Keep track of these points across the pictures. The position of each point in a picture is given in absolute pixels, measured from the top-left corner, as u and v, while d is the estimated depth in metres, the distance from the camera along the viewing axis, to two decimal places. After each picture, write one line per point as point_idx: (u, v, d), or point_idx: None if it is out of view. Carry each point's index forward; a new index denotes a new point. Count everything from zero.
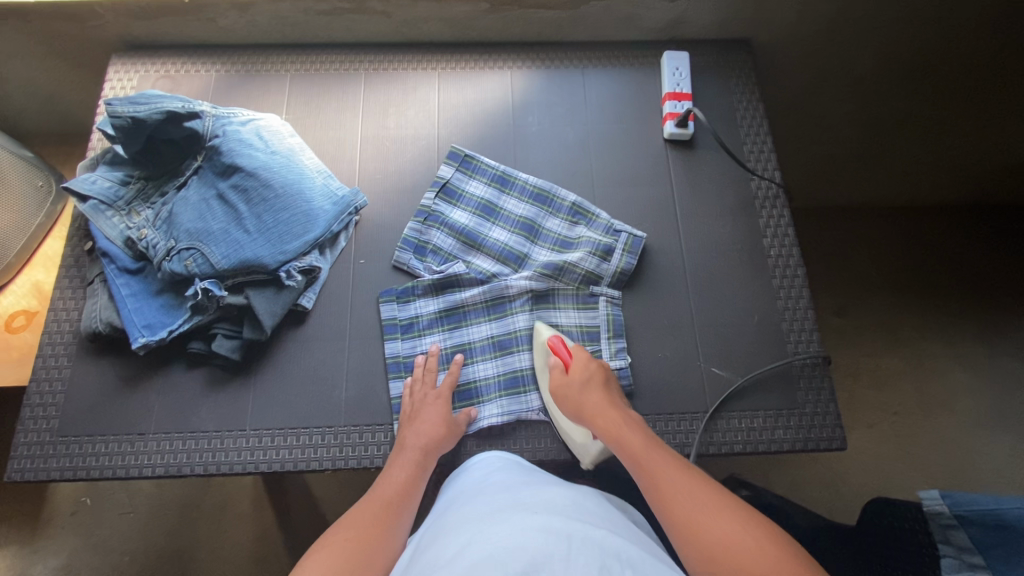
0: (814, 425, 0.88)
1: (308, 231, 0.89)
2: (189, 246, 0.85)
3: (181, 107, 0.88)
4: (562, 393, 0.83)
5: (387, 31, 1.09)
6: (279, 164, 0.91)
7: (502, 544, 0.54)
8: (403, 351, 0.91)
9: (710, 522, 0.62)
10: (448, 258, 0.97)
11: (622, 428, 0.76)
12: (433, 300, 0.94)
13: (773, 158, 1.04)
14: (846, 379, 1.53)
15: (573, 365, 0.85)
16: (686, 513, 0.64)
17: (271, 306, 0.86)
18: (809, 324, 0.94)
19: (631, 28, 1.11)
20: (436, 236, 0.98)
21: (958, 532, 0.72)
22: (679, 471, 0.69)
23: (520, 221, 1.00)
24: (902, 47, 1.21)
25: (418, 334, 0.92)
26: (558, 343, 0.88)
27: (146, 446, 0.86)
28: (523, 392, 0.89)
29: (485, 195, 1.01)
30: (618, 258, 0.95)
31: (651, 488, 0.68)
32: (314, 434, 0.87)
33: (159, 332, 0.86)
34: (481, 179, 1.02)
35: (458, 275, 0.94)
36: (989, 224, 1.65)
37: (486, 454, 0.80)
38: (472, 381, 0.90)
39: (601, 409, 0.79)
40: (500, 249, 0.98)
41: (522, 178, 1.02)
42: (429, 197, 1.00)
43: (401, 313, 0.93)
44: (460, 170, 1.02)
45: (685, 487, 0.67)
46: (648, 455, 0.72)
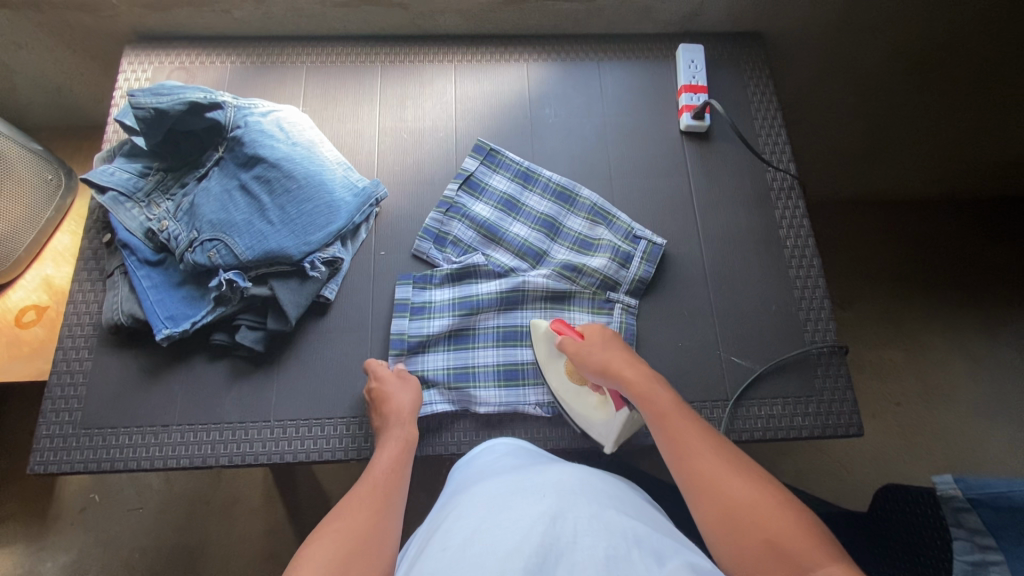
0: (832, 412, 0.90)
1: (331, 222, 0.89)
2: (212, 237, 0.84)
3: (203, 98, 0.87)
4: (584, 352, 0.82)
5: (403, 22, 1.09)
6: (300, 155, 0.91)
7: (509, 532, 0.54)
8: (410, 330, 0.91)
9: (735, 488, 0.62)
10: (467, 250, 0.97)
11: (648, 384, 0.76)
12: (450, 288, 0.94)
13: (787, 149, 1.05)
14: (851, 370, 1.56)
15: (590, 333, 0.85)
16: (711, 475, 0.64)
17: (296, 297, 0.85)
18: (824, 313, 0.95)
19: (646, 20, 1.11)
20: (455, 226, 0.98)
21: (970, 515, 0.65)
22: (704, 436, 0.68)
23: (539, 219, 1.00)
24: (909, 39, 1.22)
25: (428, 316, 0.92)
26: (562, 324, 0.88)
27: (171, 438, 0.86)
28: (521, 386, 0.90)
29: (509, 190, 1.01)
30: (636, 266, 0.95)
31: (670, 443, 0.69)
32: (339, 425, 0.87)
33: (182, 324, 0.86)
34: (504, 174, 1.02)
35: (477, 266, 0.94)
36: (989, 216, 1.68)
37: (492, 442, 0.79)
38: (469, 366, 0.90)
39: (625, 366, 0.79)
40: (519, 244, 0.98)
41: (545, 175, 1.02)
42: (453, 187, 1.00)
43: (415, 296, 0.93)
44: (485, 164, 1.02)
45: (710, 451, 0.66)
46: (671, 414, 0.72)
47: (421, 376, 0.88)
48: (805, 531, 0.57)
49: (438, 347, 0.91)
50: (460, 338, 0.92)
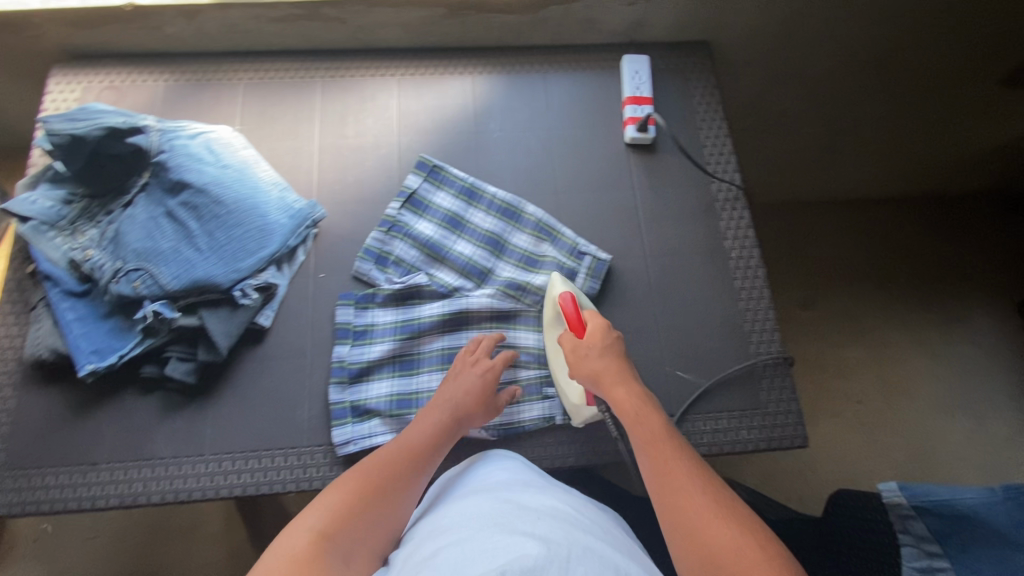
0: (777, 424, 0.90)
1: (262, 247, 0.86)
2: (137, 267, 0.81)
3: (122, 122, 0.85)
4: (578, 359, 0.83)
5: (344, 36, 1.06)
6: (230, 178, 0.88)
7: (502, 548, 0.53)
8: (351, 356, 0.89)
9: (714, 529, 0.62)
10: (410, 270, 0.95)
11: (640, 409, 0.76)
12: (393, 310, 0.92)
13: (732, 159, 1.05)
14: (814, 371, 1.57)
15: (590, 332, 0.83)
16: (692, 511, 0.64)
17: (226, 327, 0.83)
18: (769, 324, 0.95)
19: (591, 30, 1.10)
20: (396, 245, 0.96)
21: (916, 522, 0.73)
22: (691, 469, 0.68)
23: (482, 236, 0.98)
24: (855, 47, 1.23)
25: (370, 341, 0.90)
26: (570, 303, 0.84)
27: (100, 477, 0.83)
28: None
29: (455, 207, 1.00)
30: (581, 282, 0.95)
31: (654, 472, 0.69)
32: (278, 456, 0.85)
33: (109, 357, 0.83)
34: (449, 191, 1.00)
35: (420, 287, 0.93)
36: (944, 214, 1.71)
37: (488, 453, 0.81)
38: (413, 392, 0.87)
39: (618, 383, 0.79)
40: (464, 262, 0.96)
41: (490, 192, 1.01)
42: (394, 206, 0.98)
43: (357, 319, 0.91)
44: (430, 182, 1.01)
45: (695, 488, 0.66)
46: (659, 443, 0.72)
47: (363, 404, 0.86)
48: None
49: (382, 373, 0.89)
50: (405, 363, 0.90)
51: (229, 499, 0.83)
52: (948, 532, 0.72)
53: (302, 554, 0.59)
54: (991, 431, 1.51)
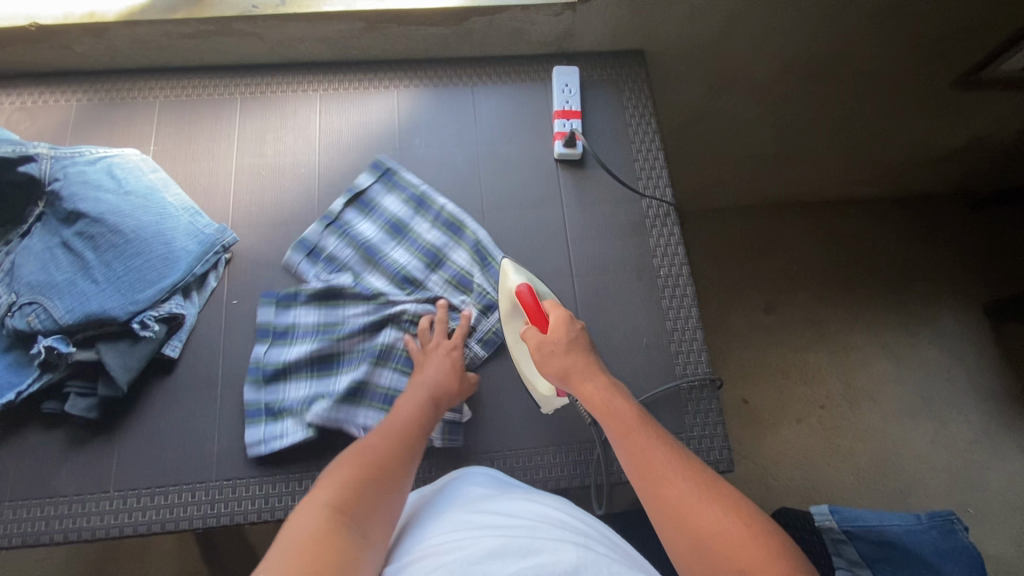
0: (702, 448, 0.88)
1: (165, 277, 0.84)
2: (31, 301, 0.79)
3: (12, 151, 0.81)
4: (543, 358, 0.80)
5: (263, 51, 1.03)
6: (131, 205, 0.85)
7: (512, 564, 0.52)
8: (267, 356, 0.88)
9: (703, 513, 0.59)
10: (340, 268, 0.95)
11: (610, 401, 0.74)
12: (316, 311, 0.92)
13: (663, 174, 1.02)
14: (775, 378, 1.54)
15: (551, 326, 0.81)
16: (679, 498, 0.61)
17: (126, 360, 0.80)
18: (697, 345, 0.93)
19: (520, 41, 1.07)
20: (326, 241, 0.95)
21: (847, 546, 0.85)
22: (671, 455, 0.66)
23: (416, 250, 0.97)
24: (798, 53, 1.19)
25: (289, 342, 0.89)
26: (528, 294, 0.82)
27: (1, 515, 0.80)
28: (355, 404, 0.85)
29: (399, 213, 0.99)
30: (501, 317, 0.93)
31: (633, 464, 0.67)
32: (185, 491, 0.82)
33: (5, 395, 0.79)
34: (399, 195, 0.99)
35: (349, 287, 0.92)
36: (905, 217, 1.68)
37: (468, 470, 0.79)
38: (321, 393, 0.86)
39: (586, 374, 0.77)
40: (395, 270, 0.95)
41: (439, 202, 0.99)
42: (340, 202, 0.98)
43: (278, 319, 0.90)
44: (374, 185, 0.99)
45: (677, 473, 0.64)
46: (635, 433, 0.69)
47: (277, 405, 0.86)
48: (778, 560, 0.54)
49: (301, 374, 0.88)
50: (322, 364, 0.89)
51: (137, 536, 0.80)
52: (876, 558, 0.83)
53: (318, 530, 0.55)
54: (953, 436, 1.49)
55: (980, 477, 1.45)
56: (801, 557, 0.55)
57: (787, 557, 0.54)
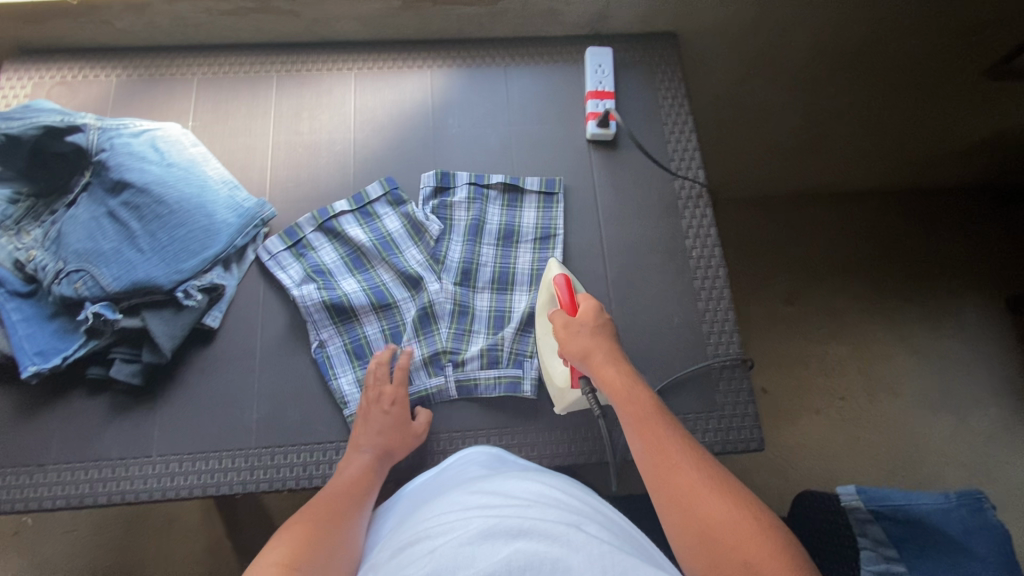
0: (733, 427, 0.88)
1: (207, 247, 0.85)
2: (78, 268, 0.80)
3: (59, 121, 0.83)
4: (566, 335, 0.79)
5: (299, 30, 1.04)
6: (175, 177, 0.87)
7: (496, 550, 0.52)
8: (337, 224, 0.96)
9: (713, 506, 0.60)
10: (445, 218, 0.98)
11: (627, 386, 0.74)
12: (406, 229, 0.97)
13: (696, 156, 1.03)
14: (796, 367, 1.55)
15: (580, 310, 0.81)
16: (692, 488, 0.62)
17: (170, 328, 0.82)
18: (729, 325, 0.93)
19: (554, 22, 1.07)
20: (457, 192, 0.99)
21: (873, 526, 0.74)
22: (684, 445, 0.67)
23: (498, 273, 0.96)
24: (832, 37, 1.19)
25: (361, 224, 0.96)
26: (563, 286, 0.83)
27: (47, 477, 0.82)
28: (346, 315, 0.90)
29: (525, 227, 0.98)
30: (505, 365, 0.90)
31: (646, 452, 0.67)
32: (225, 458, 0.84)
33: (52, 359, 0.81)
34: (534, 217, 0.99)
35: (436, 237, 0.96)
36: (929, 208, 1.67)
37: (467, 449, 0.80)
38: (331, 276, 0.93)
39: (608, 360, 0.76)
40: (465, 262, 0.95)
41: (555, 252, 0.96)
42: (498, 178, 1.00)
43: (377, 211, 0.97)
44: (542, 202, 0.99)
45: (689, 464, 0.65)
46: (649, 420, 0.70)
47: (307, 253, 0.94)
48: (779, 555, 0.56)
49: (339, 256, 0.95)
50: (355, 262, 0.95)
51: (178, 500, 0.82)
52: (903, 536, 0.73)
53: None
54: (974, 428, 1.48)
55: (1001, 469, 1.44)
56: (802, 554, 0.57)
57: (791, 555, 0.56)
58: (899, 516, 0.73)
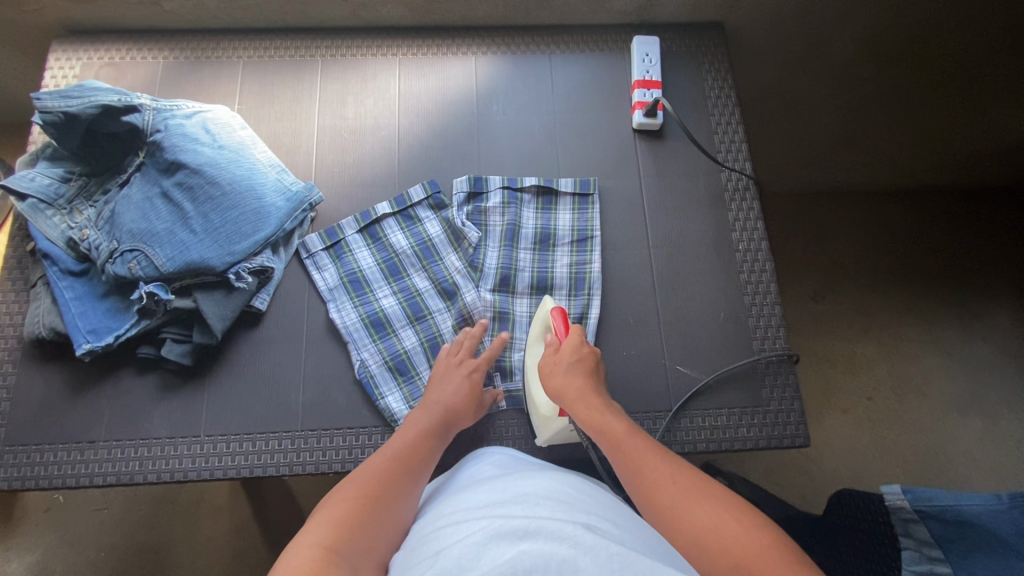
0: (778, 422, 0.88)
1: (258, 230, 0.85)
2: (132, 248, 0.81)
3: (117, 101, 0.83)
4: (547, 372, 0.79)
5: (345, 15, 1.04)
6: (226, 160, 0.87)
7: (501, 551, 0.51)
8: (371, 233, 0.95)
9: (697, 513, 0.57)
10: (480, 225, 0.96)
11: (601, 414, 0.72)
12: (444, 233, 0.96)
13: (743, 148, 1.02)
14: (826, 366, 1.52)
15: (567, 339, 0.81)
16: (669, 501, 0.60)
17: (221, 310, 0.83)
18: (775, 320, 0.93)
19: (600, 10, 1.06)
20: (490, 198, 0.97)
21: (919, 526, 0.70)
22: (660, 460, 0.65)
23: (537, 277, 0.94)
24: (883, 30, 1.16)
25: (396, 232, 0.95)
26: (558, 317, 0.83)
27: (97, 454, 0.83)
28: (383, 330, 0.90)
29: (561, 231, 0.96)
30: None
31: (629, 476, 0.65)
32: (271, 439, 0.84)
33: (105, 337, 0.82)
34: (570, 219, 0.97)
35: (474, 244, 0.94)
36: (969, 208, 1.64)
37: (484, 449, 0.80)
38: (368, 287, 0.92)
39: (582, 391, 0.75)
40: (502, 268, 0.93)
41: (595, 257, 0.95)
42: (532, 181, 0.98)
43: (410, 216, 0.96)
44: (577, 205, 0.98)
45: (672, 478, 0.62)
46: (629, 442, 0.68)
47: (344, 262, 0.93)
48: (769, 550, 0.53)
49: (374, 265, 0.94)
50: (390, 270, 0.94)
51: (225, 480, 0.83)
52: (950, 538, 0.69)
53: (311, 567, 0.52)
54: (1006, 432, 1.46)
55: None
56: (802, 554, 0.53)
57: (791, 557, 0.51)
58: (949, 518, 0.69)
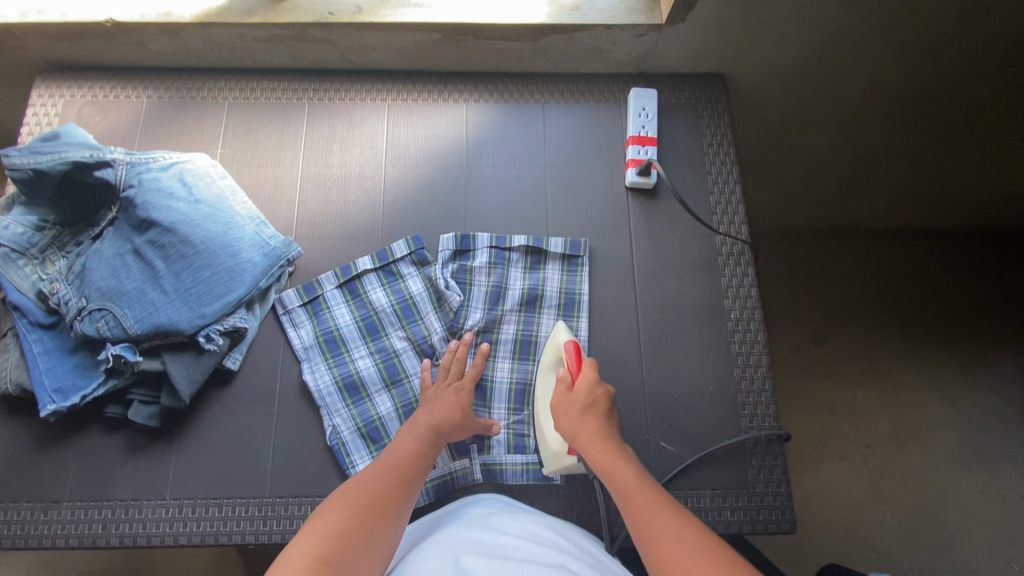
0: (764, 506, 0.84)
1: (230, 290, 0.83)
2: (100, 307, 0.79)
3: (89, 156, 0.81)
4: (560, 413, 0.77)
5: (334, 57, 1.01)
6: (202, 215, 0.85)
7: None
8: (351, 289, 0.92)
9: (693, 565, 0.53)
10: (464, 284, 0.93)
11: (612, 460, 0.69)
12: (426, 291, 0.93)
13: (740, 211, 0.98)
14: (839, 421, 1.39)
15: (578, 381, 0.78)
16: (670, 558, 0.55)
17: (190, 373, 0.80)
18: (765, 396, 0.89)
19: (598, 59, 1.02)
20: (477, 256, 0.94)
21: None
22: (671, 515, 0.60)
23: (521, 341, 0.91)
24: (892, 82, 1.11)
25: (375, 288, 0.93)
26: (573, 351, 0.81)
27: (61, 515, 0.81)
28: (361, 394, 0.87)
29: (548, 294, 0.93)
30: (533, 449, 0.86)
31: (636, 526, 0.61)
32: (238, 505, 0.82)
33: (71, 396, 0.80)
34: (555, 276, 0.94)
35: (456, 307, 0.91)
36: (991, 256, 1.51)
37: (472, 497, 0.77)
38: (345, 346, 0.90)
39: (596, 438, 0.72)
40: (480, 331, 0.91)
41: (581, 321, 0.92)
42: (521, 240, 0.95)
43: (392, 272, 0.94)
44: (566, 266, 0.94)
45: (675, 526, 0.58)
46: (641, 492, 0.64)
47: (321, 320, 0.90)
48: None
49: (351, 322, 0.91)
50: (369, 328, 0.91)
51: (189, 546, 0.80)
52: None
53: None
54: None
55: None
56: None
57: None
58: None
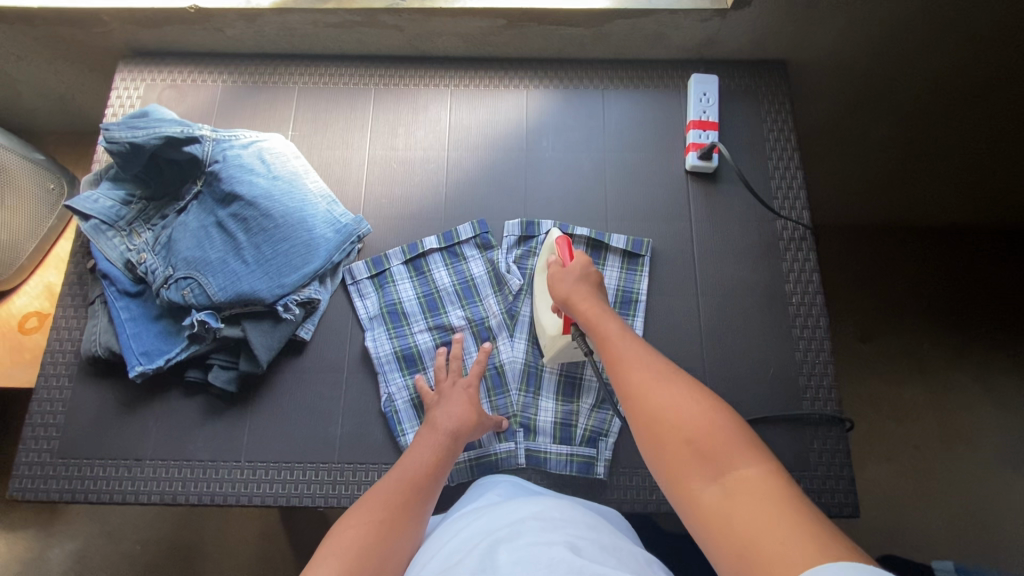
0: (825, 489, 0.84)
1: (307, 263, 0.87)
2: (187, 276, 0.83)
3: (180, 132, 0.86)
4: (553, 282, 0.77)
5: (400, 44, 1.04)
6: (280, 191, 0.89)
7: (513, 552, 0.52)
8: (416, 268, 0.95)
9: (664, 393, 0.56)
10: (524, 271, 0.95)
11: (597, 313, 0.69)
12: (486, 279, 0.95)
13: (801, 196, 0.98)
14: (886, 418, 1.37)
15: (572, 260, 0.77)
16: (643, 385, 0.58)
17: (267, 340, 0.84)
18: (827, 380, 0.89)
19: (659, 45, 1.03)
20: (540, 245, 0.96)
21: None
22: (644, 351, 0.62)
23: None
24: (959, 73, 1.06)
25: (437, 270, 0.95)
26: (563, 244, 0.81)
27: (143, 472, 0.85)
28: (419, 368, 0.90)
29: (606, 289, 0.93)
30: (579, 444, 0.87)
31: (614, 363, 0.63)
32: (309, 469, 0.85)
33: (156, 360, 0.84)
34: (613, 268, 0.95)
35: (515, 292, 0.94)
36: None
37: (487, 477, 0.79)
38: (406, 319, 0.92)
39: (580, 297, 0.72)
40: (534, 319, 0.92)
41: (637, 316, 0.92)
42: (584, 232, 0.95)
43: (452, 257, 0.96)
44: (626, 264, 0.95)
45: (654, 364, 0.60)
46: (621, 337, 0.65)
47: (388, 294, 0.93)
48: (725, 434, 0.51)
49: (413, 298, 0.94)
50: (429, 303, 0.94)
51: (261, 507, 0.84)
52: None
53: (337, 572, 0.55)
54: None
55: None
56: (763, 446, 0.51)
57: (749, 450, 0.50)
58: None
